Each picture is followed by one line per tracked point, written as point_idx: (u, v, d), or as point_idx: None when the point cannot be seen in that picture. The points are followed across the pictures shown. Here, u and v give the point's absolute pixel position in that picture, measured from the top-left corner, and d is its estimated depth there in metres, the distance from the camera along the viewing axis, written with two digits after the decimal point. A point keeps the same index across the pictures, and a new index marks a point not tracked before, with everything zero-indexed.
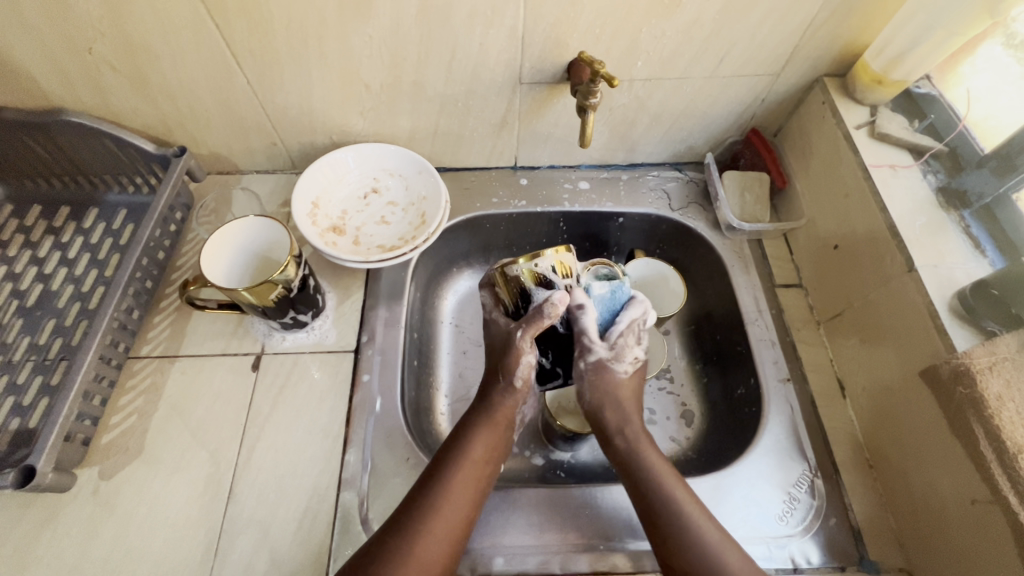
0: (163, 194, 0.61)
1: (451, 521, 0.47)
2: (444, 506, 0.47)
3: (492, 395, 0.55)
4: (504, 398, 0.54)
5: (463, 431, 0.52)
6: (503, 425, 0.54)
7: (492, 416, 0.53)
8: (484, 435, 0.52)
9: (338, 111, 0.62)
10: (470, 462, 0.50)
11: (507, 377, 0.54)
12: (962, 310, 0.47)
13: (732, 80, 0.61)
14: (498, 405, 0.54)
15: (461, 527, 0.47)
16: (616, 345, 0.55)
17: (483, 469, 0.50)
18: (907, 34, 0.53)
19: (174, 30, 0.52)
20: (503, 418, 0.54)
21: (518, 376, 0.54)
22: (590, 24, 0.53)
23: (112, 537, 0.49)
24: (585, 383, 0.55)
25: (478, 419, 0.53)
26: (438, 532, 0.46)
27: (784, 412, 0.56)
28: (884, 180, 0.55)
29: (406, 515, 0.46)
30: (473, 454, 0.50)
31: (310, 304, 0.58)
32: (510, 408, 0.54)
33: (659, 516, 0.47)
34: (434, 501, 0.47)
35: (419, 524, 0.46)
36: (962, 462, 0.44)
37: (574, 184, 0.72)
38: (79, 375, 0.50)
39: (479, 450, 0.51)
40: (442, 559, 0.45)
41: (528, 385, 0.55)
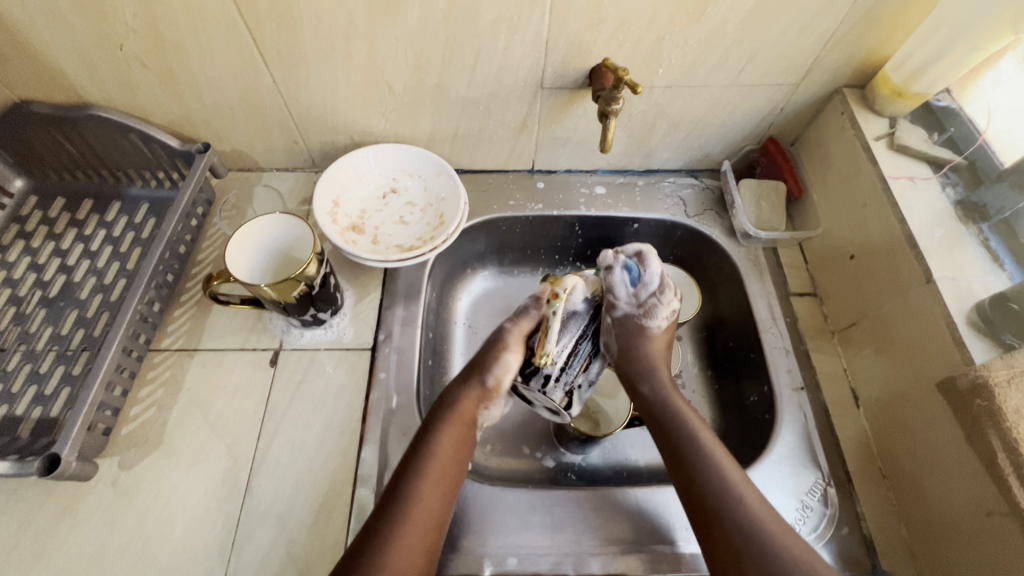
0: (187, 189, 0.62)
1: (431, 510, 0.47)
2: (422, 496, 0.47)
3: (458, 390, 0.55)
4: (469, 391, 0.55)
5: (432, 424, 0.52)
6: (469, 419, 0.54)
7: (457, 410, 0.54)
8: (455, 427, 0.52)
9: (360, 112, 0.63)
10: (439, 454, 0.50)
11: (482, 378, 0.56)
12: (980, 323, 0.47)
13: (752, 88, 0.61)
14: (465, 399, 0.55)
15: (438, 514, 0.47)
16: (646, 304, 0.60)
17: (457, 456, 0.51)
18: (929, 48, 0.53)
19: (205, 29, 0.53)
20: (468, 412, 0.54)
21: (494, 376, 0.56)
22: (615, 31, 0.54)
23: (131, 526, 0.50)
24: (612, 336, 0.60)
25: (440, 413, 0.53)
26: (418, 522, 0.46)
27: (797, 421, 0.57)
28: (903, 192, 0.55)
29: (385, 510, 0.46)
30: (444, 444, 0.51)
31: (329, 301, 0.59)
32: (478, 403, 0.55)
33: (700, 473, 0.49)
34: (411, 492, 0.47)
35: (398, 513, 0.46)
36: (978, 473, 0.44)
37: (591, 189, 0.73)
38: (103, 365, 0.51)
39: (447, 444, 0.51)
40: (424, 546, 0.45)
41: (500, 389, 0.56)
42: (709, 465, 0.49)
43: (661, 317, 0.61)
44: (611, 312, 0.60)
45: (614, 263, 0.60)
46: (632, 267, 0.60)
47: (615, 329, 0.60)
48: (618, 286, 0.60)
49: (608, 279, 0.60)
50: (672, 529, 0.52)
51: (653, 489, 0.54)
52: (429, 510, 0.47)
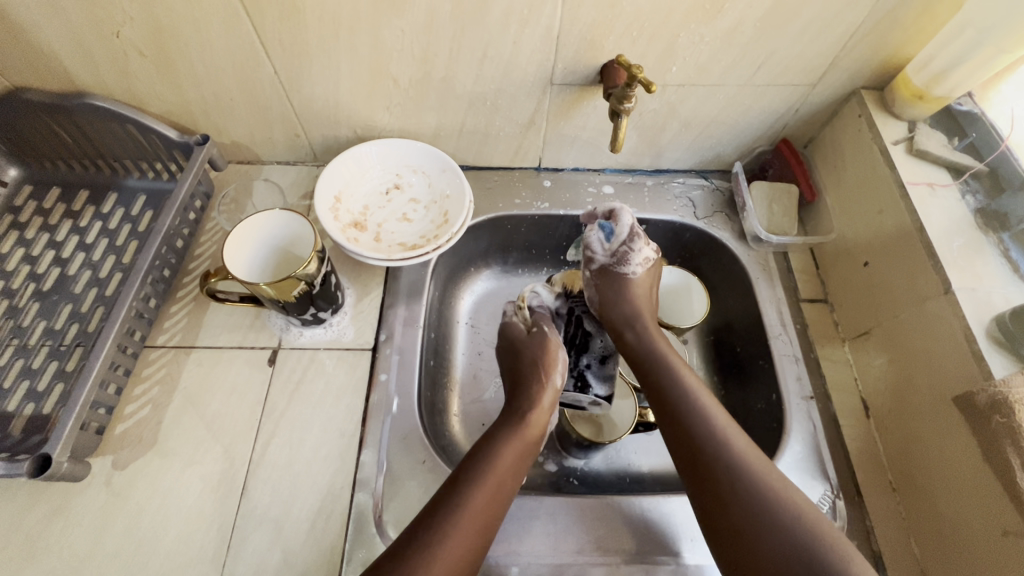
0: (185, 182, 0.60)
1: (483, 523, 0.45)
2: (471, 508, 0.44)
3: (529, 402, 0.54)
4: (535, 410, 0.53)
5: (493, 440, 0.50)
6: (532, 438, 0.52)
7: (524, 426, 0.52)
8: (517, 441, 0.51)
9: (364, 105, 0.61)
10: (499, 467, 0.48)
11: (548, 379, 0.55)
12: (1000, 336, 0.46)
13: (768, 88, 0.60)
14: (534, 415, 0.53)
15: (487, 524, 0.45)
16: (618, 253, 0.60)
17: (516, 469, 0.49)
18: (952, 51, 0.52)
19: (205, 18, 0.51)
20: (535, 430, 0.52)
21: (558, 372, 0.56)
22: (628, 27, 0.52)
23: (124, 527, 0.49)
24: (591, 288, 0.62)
25: (505, 429, 0.51)
26: (466, 531, 0.43)
27: (806, 431, 0.55)
28: (921, 198, 0.53)
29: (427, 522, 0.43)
30: (503, 463, 0.48)
31: (330, 300, 0.58)
32: (544, 416, 0.54)
33: (724, 464, 0.46)
34: (458, 505, 0.44)
35: (441, 525, 0.43)
36: (995, 492, 0.43)
37: (598, 188, 0.71)
38: (97, 363, 0.49)
39: (508, 459, 0.49)
40: (467, 559, 0.43)
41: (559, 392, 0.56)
42: (735, 457, 0.46)
43: (639, 263, 0.61)
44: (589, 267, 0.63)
45: (591, 227, 0.63)
46: (604, 224, 0.61)
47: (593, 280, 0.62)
48: (594, 242, 0.62)
49: (587, 237, 0.63)
50: (677, 539, 0.51)
51: (658, 498, 0.53)
52: (479, 522, 0.44)
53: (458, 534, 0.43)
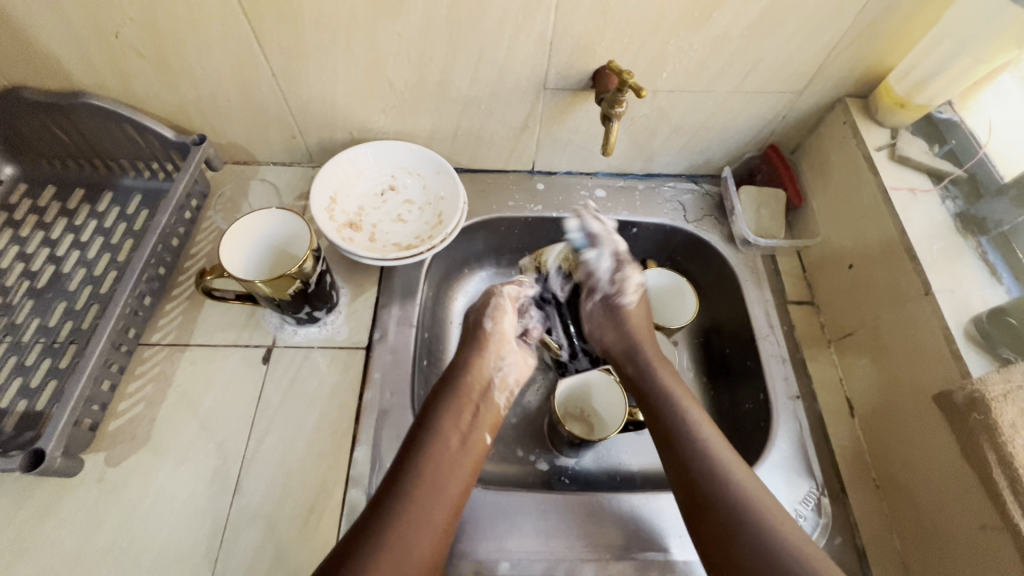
0: (181, 181, 0.61)
1: (445, 480, 0.48)
2: (427, 466, 0.48)
3: (466, 358, 0.58)
4: (473, 364, 0.57)
5: (438, 400, 0.54)
6: (477, 391, 0.56)
7: (462, 380, 0.56)
8: (459, 394, 0.54)
9: (360, 108, 0.62)
10: (446, 423, 0.52)
11: (480, 328, 0.60)
12: (977, 335, 0.47)
13: (756, 95, 0.61)
14: (474, 370, 0.57)
15: (451, 476, 0.49)
16: (616, 281, 0.65)
17: (464, 421, 0.53)
18: (932, 60, 0.54)
19: (204, 19, 0.52)
20: (476, 379, 0.56)
21: (488, 318, 0.60)
22: (619, 34, 0.54)
23: (116, 524, 0.49)
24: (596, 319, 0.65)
25: (450, 389, 0.55)
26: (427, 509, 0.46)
27: (792, 429, 0.56)
28: (903, 203, 0.55)
29: (392, 489, 0.46)
30: (450, 419, 0.52)
31: (325, 299, 0.58)
32: (485, 368, 0.58)
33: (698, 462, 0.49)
34: (415, 467, 0.48)
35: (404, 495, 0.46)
36: (973, 487, 0.44)
37: (590, 191, 0.72)
38: (92, 360, 0.50)
39: (451, 413, 0.53)
40: (439, 529, 0.46)
41: (500, 336, 0.60)
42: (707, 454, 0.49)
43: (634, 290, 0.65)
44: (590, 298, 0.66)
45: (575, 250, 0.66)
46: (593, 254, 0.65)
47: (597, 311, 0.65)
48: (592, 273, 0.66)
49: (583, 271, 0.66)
50: (665, 536, 0.52)
51: (647, 495, 0.54)
52: (440, 480, 0.48)
53: (423, 497, 0.47)
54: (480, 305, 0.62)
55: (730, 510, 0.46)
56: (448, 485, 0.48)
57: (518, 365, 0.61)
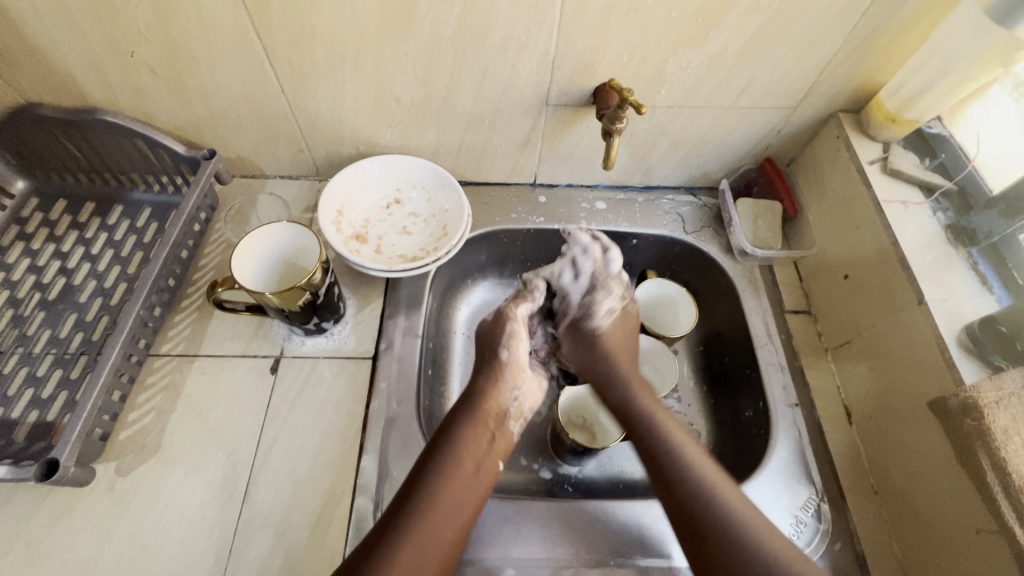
0: (192, 195, 0.62)
1: (456, 506, 0.49)
2: (441, 493, 0.49)
3: (483, 383, 0.58)
4: (492, 391, 0.57)
5: (456, 425, 0.54)
6: (493, 419, 0.56)
7: (479, 406, 0.56)
8: (475, 420, 0.55)
9: (367, 123, 0.64)
10: (462, 452, 0.52)
11: (494, 355, 0.59)
12: (969, 344, 0.49)
13: (752, 110, 0.63)
14: (492, 398, 0.57)
15: (464, 505, 0.50)
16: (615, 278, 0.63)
17: (481, 449, 0.54)
18: (922, 77, 0.56)
19: (218, 39, 0.53)
20: (492, 407, 0.56)
21: (503, 346, 0.59)
22: (620, 52, 0.55)
23: (126, 533, 0.50)
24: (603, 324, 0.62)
25: (468, 413, 0.55)
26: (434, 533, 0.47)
27: (791, 436, 0.57)
28: (896, 215, 0.57)
29: (403, 513, 0.47)
30: (468, 445, 0.53)
31: (332, 310, 0.59)
32: (502, 397, 0.58)
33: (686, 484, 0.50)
34: (430, 493, 0.49)
35: (416, 516, 0.47)
36: (968, 491, 0.45)
37: (591, 204, 0.74)
38: (104, 370, 0.51)
39: (467, 440, 0.53)
40: (444, 554, 0.47)
41: (514, 364, 0.59)
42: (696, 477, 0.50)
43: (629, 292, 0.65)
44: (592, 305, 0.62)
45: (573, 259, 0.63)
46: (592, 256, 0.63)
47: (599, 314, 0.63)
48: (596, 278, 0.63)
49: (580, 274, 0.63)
50: (668, 543, 0.52)
51: (650, 502, 0.54)
52: (452, 508, 0.49)
53: (433, 523, 0.47)
54: (494, 324, 0.60)
55: (739, 545, 0.46)
56: (458, 512, 0.49)
57: (533, 393, 0.61)
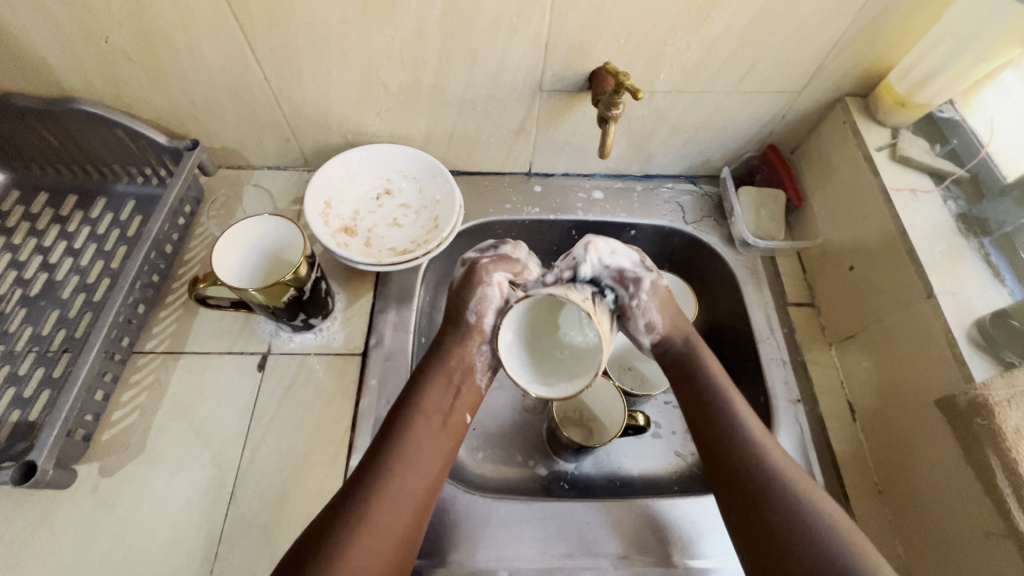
0: (174, 187, 0.60)
1: (421, 458, 0.48)
2: (404, 449, 0.47)
3: (446, 340, 0.55)
4: (456, 347, 0.54)
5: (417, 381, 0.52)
6: (461, 374, 0.53)
7: (443, 361, 0.53)
8: (439, 376, 0.52)
9: (354, 111, 0.62)
10: (427, 406, 0.50)
11: (461, 318, 0.55)
12: (980, 339, 0.46)
13: (755, 95, 0.60)
14: (453, 354, 0.54)
15: (430, 458, 0.48)
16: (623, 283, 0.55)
17: (446, 404, 0.52)
18: (933, 59, 0.53)
19: (194, 24, 0.51)
20: (456, 363, 0.53)
21: (473, 312, 0.54)
22: (616, 34, 0.53)
23: (111, 534, 0.49)
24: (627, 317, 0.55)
25: (432, 368, 0.53)
26: (404, 484, 0.46)
27: (793, 433, 0.56)
28: (905, 204, 0.54)
29: (370, 470, 0.46)
30: (432, 402, 0.51)
31: (320, 306, 0.58)
32: (467, 355, 0.54)
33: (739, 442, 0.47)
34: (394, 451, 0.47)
35: (382, 472, 0.46)
36: (977, 494, 0.43)
37: (588, 193, 0.72)
38: (84, 370, 0.49)
39: (431, 395, 0.51)
40: (416, 504, 0.46)
41: (482, 328, 0.55)
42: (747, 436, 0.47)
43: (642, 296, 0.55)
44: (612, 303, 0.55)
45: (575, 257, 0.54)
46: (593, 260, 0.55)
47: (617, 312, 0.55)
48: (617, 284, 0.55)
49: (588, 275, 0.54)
50: (665, 543, 0.51)
51: (648, 501, 0.53)
52: (420, 460, 0.48)
53: (399, 479, 0.46)
54: (463, 283, 0.56)
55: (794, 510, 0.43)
56: (428, 463, 0.48)
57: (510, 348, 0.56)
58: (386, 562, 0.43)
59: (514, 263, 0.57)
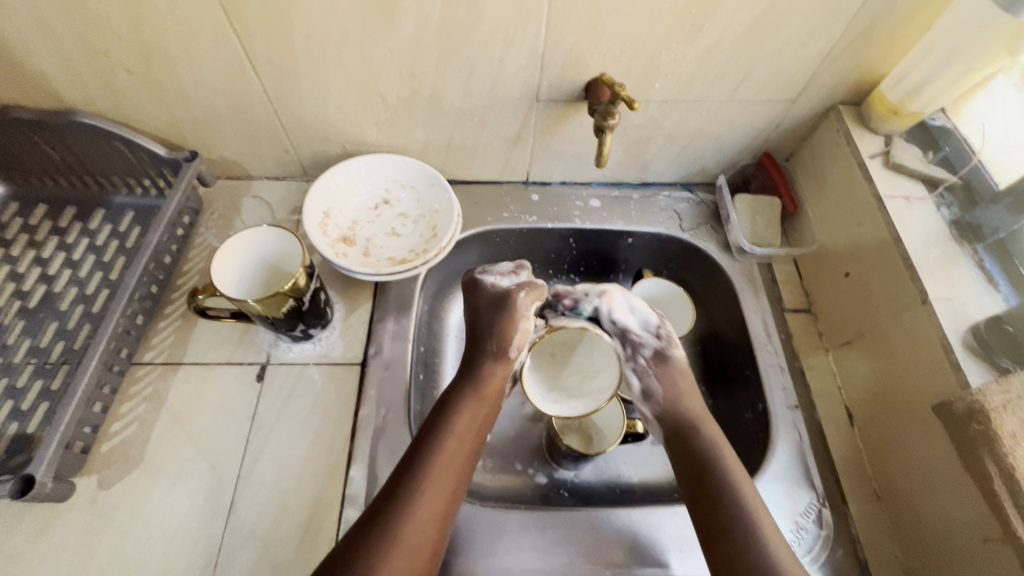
0: (173, 199, 0.60)
1: (447, 476, 0.47)
2: (433, 477, 0.47)
3: (483, 367, 0.54)
4: (490, 367, 0.54)
5: (447, 405, 0.52)
6: (492, 396, 0.53)
7: (478, 387, 0.53)
8: (470, 402, 0.52)
9: (353, 122, 0.62)
10: (459, 432, 0.50)
11: (500, 353, 0.54)
12: (976, 345, 0.47)
13: (750, 104, 0.61)
14: (487, 375, 0.54)
15: (457, 482, 0.48)
16: (661, 334, 0.57)
17: (478, 422, 0.52)
18: (924, 69, 0.54)
19: (194, 37, 0.51)
20: (491, 390, 0.53)
21: (513, 346, 0.54)
22: (611, 45, 0.53)
23: (109, 548, 0.48)
24: (652, 375, 0.55)
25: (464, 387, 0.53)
26: (431, 501, 0.46)
27: (791, 439, 0.56)
28: (899, 211, 0.55)
29: (392, 498, 0.45)
30: (463, 419, 0.51)
31: (319, 316, 0.58)
32: (500, 377, 0.54)
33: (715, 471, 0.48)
34: (422, 478, 0.46)
35: (408, 492, 0.46)
36: (975, 499, 0.43)
37: (585, 201, 0.72)
38: (83, 382, 0.49)
39: (463, 420, 0.51)
40: (439, 523, 0.46)
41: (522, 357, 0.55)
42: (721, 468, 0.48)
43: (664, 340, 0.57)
44: (637, 355, 0.56)
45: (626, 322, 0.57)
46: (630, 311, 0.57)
47: (651, 366, 0.55)
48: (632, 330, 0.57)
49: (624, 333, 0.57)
50: (665, 551, 0.51)
51: (647, 510, 0.53)
52: (446, 479, 0.47)
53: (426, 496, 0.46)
54: (496, 303, 0.56)
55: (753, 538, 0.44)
56: (454, 481, 0.48)
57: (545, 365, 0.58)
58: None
59: (542, 289, 0.57)
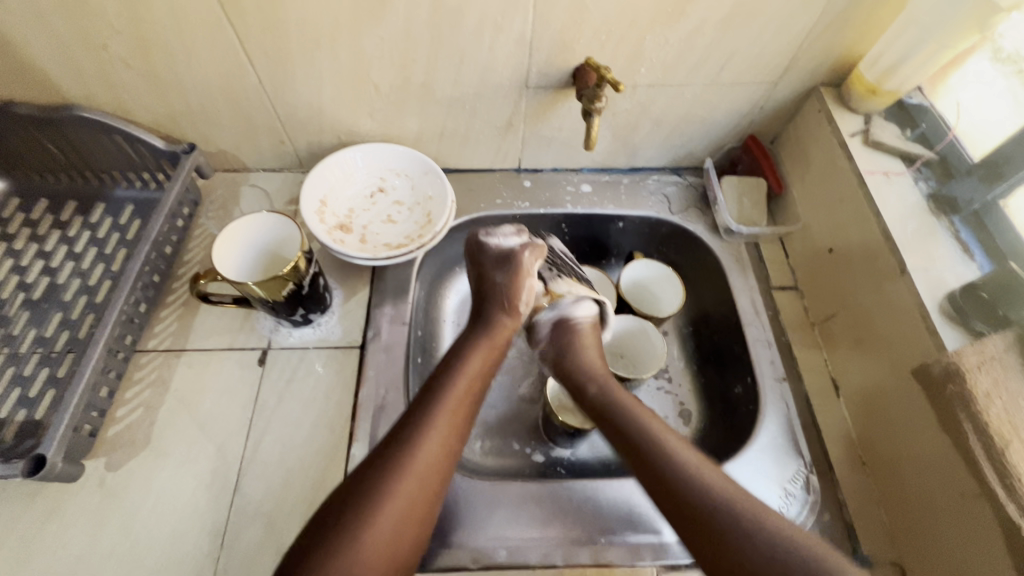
0: (172, 190, 0.62)
1: (452, 409, 0.50)
2: (444, 408, 0.49)
3: (494, 320, 0.58)
4: (499, 317, 0.58)
5: (459, 349, 0.55)
6: (500, 344, 0.57)
7: (491, 335, 0.57)
8: (482, 347, 0.55)
9: (347, 112, 0.64)
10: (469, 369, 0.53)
11: (509, 304, 0.59)
12: (951, 312, 0.48)
13: (734, 87, 0.63)
14: (498, 326, 0.58)
15: (463, 419, 0.50)
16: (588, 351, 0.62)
17: (486, 365, 0.55)
18: (899, 48, 0.55)
19: (190, 30, 0.53)
20: (502, 339, 0.57)
21: (523, 302, 0.59)
22: (597, 30, 0.55)
23: (118, 527, 0.50)
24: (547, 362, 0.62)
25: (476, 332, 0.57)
26: (441, 432, 0.48)
27: (780, 411, 0.58)
28: (878, 186, 0.57)
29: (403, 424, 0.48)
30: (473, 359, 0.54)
31: (319, 301, 0.59)
32: (508, 329, 0.58)
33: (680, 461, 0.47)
34: (432, 405, 0.49)
35: (419, 421, 0.48)
36: (953, 457, 0.45)
37: (576, 187, 0.74)
38: (89, 367, 0.50)
39: (475, 361, 0.54)
40: (443, 452, 0.48)
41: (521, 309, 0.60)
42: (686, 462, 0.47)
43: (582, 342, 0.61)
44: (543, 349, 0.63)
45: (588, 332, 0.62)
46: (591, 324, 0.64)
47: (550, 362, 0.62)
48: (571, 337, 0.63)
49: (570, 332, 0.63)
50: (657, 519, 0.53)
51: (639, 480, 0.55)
52: (452, 413, 0.50)
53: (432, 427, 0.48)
54: (504, 259, 0.60)
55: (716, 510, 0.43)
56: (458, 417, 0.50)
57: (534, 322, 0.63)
58: (409, 511, 0.44)
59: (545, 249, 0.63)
